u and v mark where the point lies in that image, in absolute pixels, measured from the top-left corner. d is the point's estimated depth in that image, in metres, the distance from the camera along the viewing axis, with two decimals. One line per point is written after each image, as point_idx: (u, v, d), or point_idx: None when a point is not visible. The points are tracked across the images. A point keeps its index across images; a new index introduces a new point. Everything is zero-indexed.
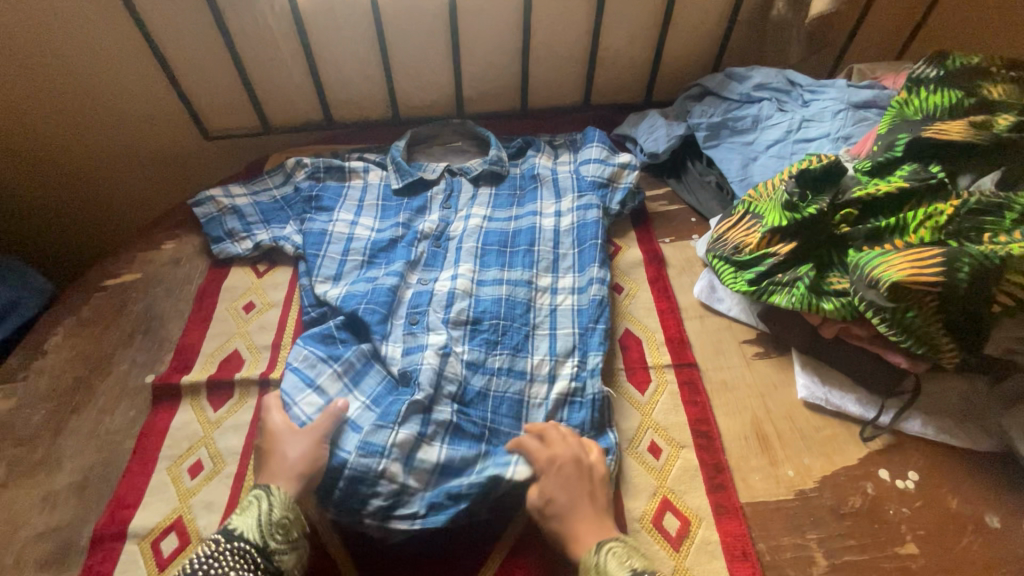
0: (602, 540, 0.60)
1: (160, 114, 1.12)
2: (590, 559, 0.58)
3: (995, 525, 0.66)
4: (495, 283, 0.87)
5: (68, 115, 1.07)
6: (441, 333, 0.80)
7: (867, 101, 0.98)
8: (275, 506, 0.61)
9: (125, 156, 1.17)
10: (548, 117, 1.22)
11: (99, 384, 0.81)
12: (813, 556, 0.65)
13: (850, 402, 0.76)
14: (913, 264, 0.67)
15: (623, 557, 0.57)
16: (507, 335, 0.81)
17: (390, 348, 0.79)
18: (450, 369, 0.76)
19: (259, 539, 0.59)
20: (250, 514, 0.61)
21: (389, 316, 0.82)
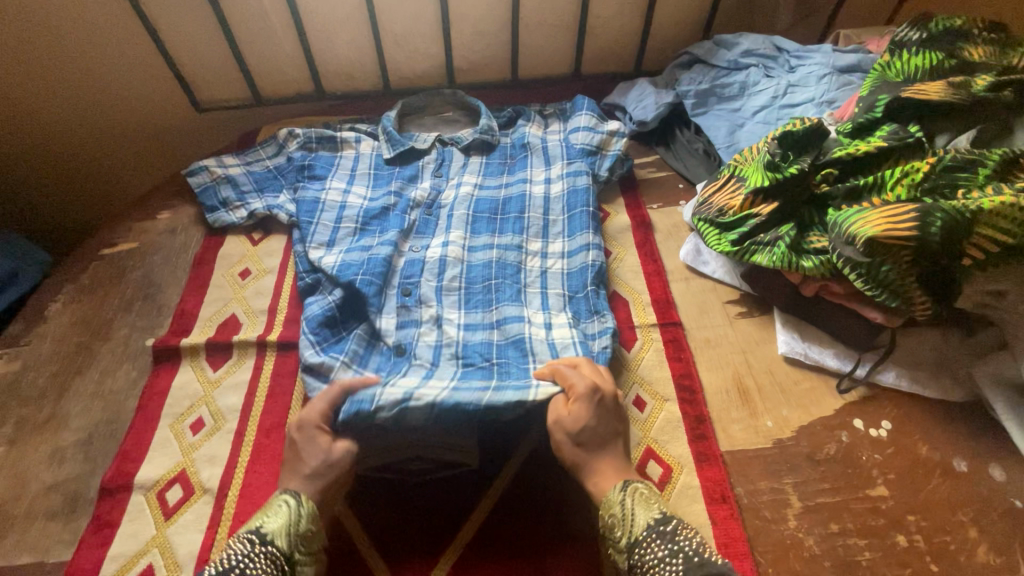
0: (627, 480, 0.63)
1: (150, 86, 1.12)
2: (616, 494, 0.62)
3: (962, 468, 0.70)
4: (486, 247, 0.89)
5: (58, 88, 1.07)
6: (433, 304, 0.82)
7: (852, 66, 0.99)
8: (305, 517, 0.59)
9: (115, 129, 1.17)
10: (538, 87, 1.22)
11: (101, 347, 0.83)
12: (789, 498, 0.68)
13: (828, 356, 0.79)
14: (888, 220, 0.68)
15: (649, 501, 0.61)
16: (501, 292, 0.83)
17: (383, 321, 0.80)
18: (447, 334, 0.79)
19: (288, 547, 0.57)
20: (281, 518, 0.58)
21: (385, 284, 0.83)
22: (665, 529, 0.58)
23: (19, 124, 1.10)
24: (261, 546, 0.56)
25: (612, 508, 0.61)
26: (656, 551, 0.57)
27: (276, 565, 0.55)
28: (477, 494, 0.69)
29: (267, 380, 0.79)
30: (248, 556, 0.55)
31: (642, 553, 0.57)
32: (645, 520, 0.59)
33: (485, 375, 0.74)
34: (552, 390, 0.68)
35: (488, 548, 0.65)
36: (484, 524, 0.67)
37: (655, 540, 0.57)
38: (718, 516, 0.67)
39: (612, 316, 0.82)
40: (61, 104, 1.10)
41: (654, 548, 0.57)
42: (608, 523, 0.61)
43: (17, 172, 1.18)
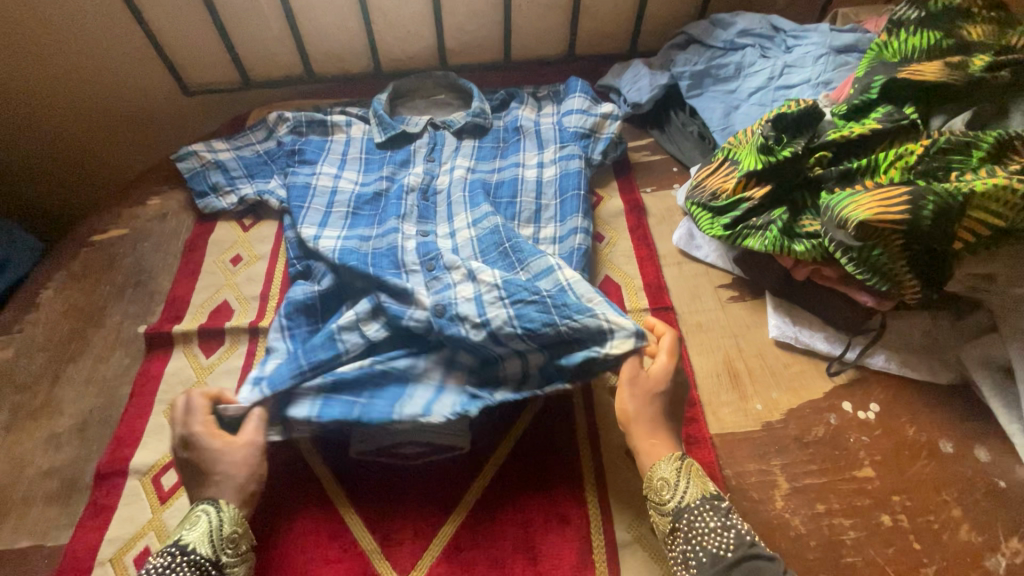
0: (681, 454, 0.65)
1: (136, 67, 1.10)
2: (674, 463, 0.63)
3: (948, 450, 0.71)
4: (489, 216, 0.88)
5: (43, 70, 1.05)
6: (462, 266, 0.77)
7: (849, 45, 0.98)
8: (224, 521, 0.60)
9: (100, 112, 1.15)
10: (532, 69, 1.20)
11: (94, 334, 0.83)
12: (776, 480, 0.69)
13: (819, 340, 0.79)
14: (880, 203, 0.68)
15: (698, 475, 0.63)
16: (518, 253, 0.81)
17: (410, 315, 0.74)
18: (484, 284, 0.73)
19: (211, 553, 0.58)
20: (200, 529, 0.59)
21: (401, 263, 0.82)
22: (717, 504, 0.61)
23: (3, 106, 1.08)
24: (181, 556, 0.57)
25: (664, 473, 0.63)
26: (709, 520, 0.59)
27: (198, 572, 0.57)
28: (468, 478, 0.69)
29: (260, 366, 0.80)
30: (168, 568, 0.57)
31: (691, 518, 0.60)
32: (699, 491, 0.62)
33: (540, 307, 0.70)
34: (630, 344, 0.67)
35: (480, 530, 0.66)
36: (475, 507, 0.67)
37: (707, 510, 0.60)
38: None
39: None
40: (48, 85, 1.07)
41: (707, 517, 0.60)
42: (658, 485, 0.63)
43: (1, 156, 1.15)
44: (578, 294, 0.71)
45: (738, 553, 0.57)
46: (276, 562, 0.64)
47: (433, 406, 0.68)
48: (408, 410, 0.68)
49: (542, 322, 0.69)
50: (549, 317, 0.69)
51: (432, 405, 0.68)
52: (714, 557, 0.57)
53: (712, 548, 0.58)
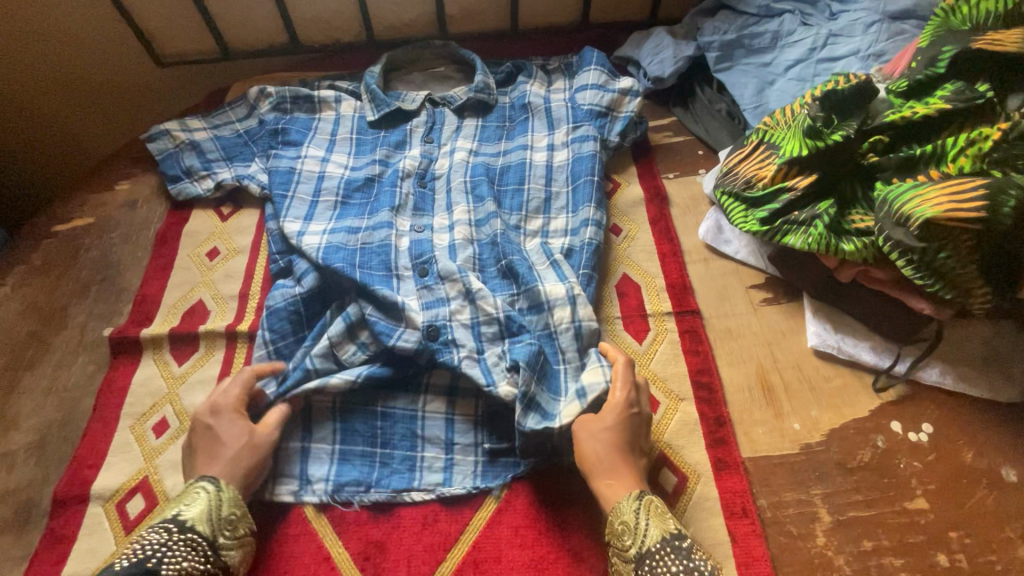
0: (641, 489, 0.58)
1: (98, 31, 0.99)
2: (630, 503, 0.56)
3: (1011, 478, 0.62)
4: (491, 220, 0.79)
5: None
6: (458, 279, 0.72)
7: (906, 11, 0.86)
8: (225, 501, 0.57)
9: (57, 82, 1.03)
10: (541, 38, 1.08)
11: (54, 338, 0.75)
12: (817, 512, 0.61)
13: (864, 351, 0.70)
14: (952, 198, 0.58)
15: (660, 513, 0.56)
16: (516, 275, 0.73)
17: (398, 337, 0.67)
18: (484, 310, 0.70)
19: (210, 532, 0.55)
20: (201, 506, 0.55)
21: (393, 266, 0.75)
22: (680, 543, 0.54)
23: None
24: (178, 534, 0.53)
25: (624, 515, 0.56)
26: (670, 566, 0.52)
27: (197, 550, 0.53)
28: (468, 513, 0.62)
29: (237, 375, 0.71)
30: (164, 545, 0.53)
31: (653, 565, 0.53)
32: (658, 531, 0.55)
33: (531, 348, 0.66)
34: (574, 407, 0.62)
35: (482, 568, 0.58)
36: (476, 541, 0.60)
37: (669, 555, 0.53)
38: (739, 532, 0.60)
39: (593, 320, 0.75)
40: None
41: (668, 563, 0.53)
42: (618, 531, 0.56)
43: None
44: (560, 346, 0.68)
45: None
46: None
47: (453, 472, 0.64)
48: (429, 476, 0.64)
49: (528, 353, 0.65)
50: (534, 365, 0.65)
51: (453, 471, 0.64)
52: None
53: None
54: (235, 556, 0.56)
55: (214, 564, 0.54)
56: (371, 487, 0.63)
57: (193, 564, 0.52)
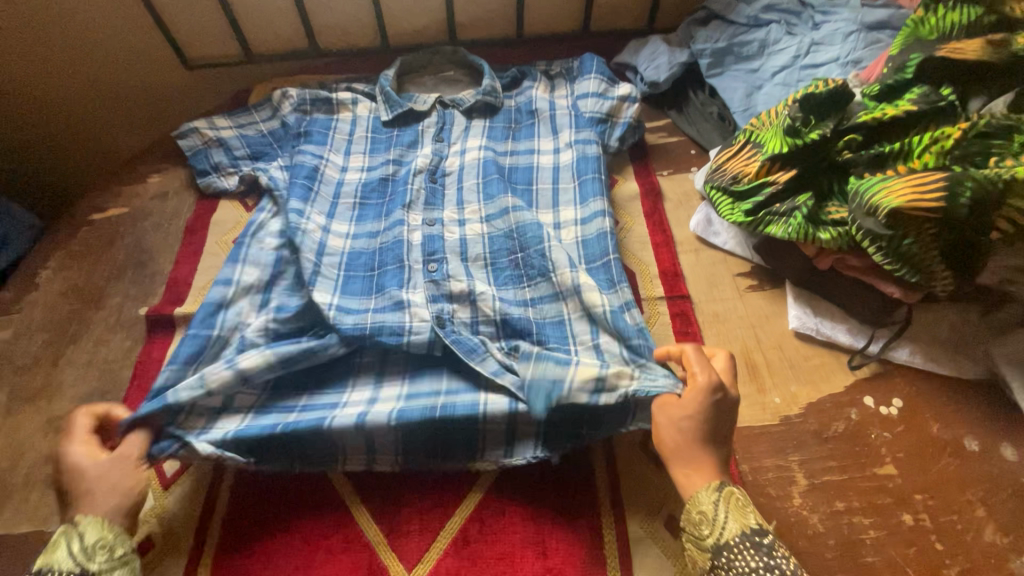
0: (721, 481, 0.59)
1: (122, 28, 1.05)
2: (710, 494, 0.58)
3: (973, 448, 0.68)
4: (502, 214, 0.86)
5: (21, 31, 1.00)
6: (464, 279, 0.78)
7: (882, 22, 0.92)
8: (86, 530, 0.55)
9: (83, 77, 1.09)
10: (544, 45, 1.15)
11: (94, 316, 0.81)
12: (795, 476, 0.67)
13: (840, 332, 0.76)
14: (914, 190, 0.64)
15: (740, 507, 0.58)
16: (529, 266, 0.81)
17: (410, 332, 0.73)
18: (484, 307, 0.76)
19: (75, 565, 0.54)
20: (59, 549, 0.54)
21: (405, 260, 0.81)
22: (759, 539, 0.55)
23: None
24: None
25: (703, 505, 0.57)
26: (750, 560, 0.54)
27: None
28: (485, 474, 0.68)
29: None
30: None
31: (730, 557, 0.55)
32: (739, 526, 0.56)
33: (530, 331, 0.74)
34: (593, 370, 0.65)
35: (488, 521, 0.64)
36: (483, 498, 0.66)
37: (748, 549, 0.54)
38: None
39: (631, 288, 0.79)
40: (25, 45, 1.02)
41: (748, 556, 0.54)
42: (697, 520, 0.57)
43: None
44: (573, 332, 0.75)
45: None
46: (273, 557, 0.63)
47: (515, 446, 0.67)
48: (491, 454, 0.67)
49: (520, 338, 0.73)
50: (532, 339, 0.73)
51: (516, 445, 0.67)
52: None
53: None
54: None
55: None
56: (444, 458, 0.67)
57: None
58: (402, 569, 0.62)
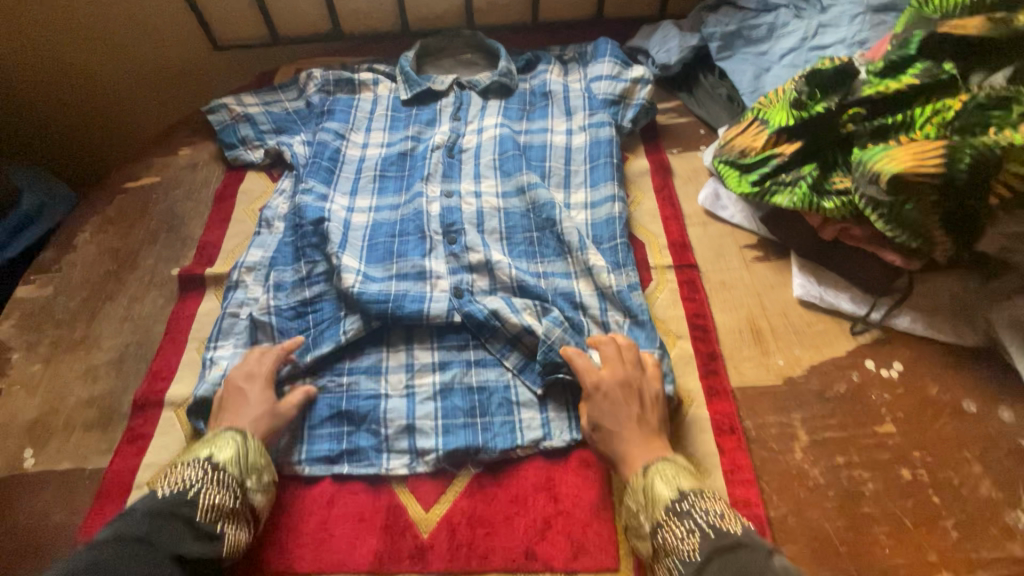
0: (650, 461, 0.61)
1: (153, 5, 1.09)
2: (637, 481, 0.60)
3: (971, 410, 0.70)
4: (520, 194, 0.90)
5: (63, 11, 1.06)
6: (481, 249, 0.83)
7: (887, 5, 0.95)
8: (251, 448, 0.63)
9: (118, 54, 1.15)
10: (559, 30, 1.19)
11: (129, 275, 0.86)
12: (796, 432, 0.70)
13: (844, 300, 0.79)
14: (915, 157, 0.67)
15: (671, 479, 0.58)
16: (544, 245, 0.85)
17: (430, 302, 0.78)
18: (501, 276, 0.80)
19: (239, 473, 0.61)
20: (230, 450, 0.62)
21: (425, 230, 0.85)
22: (679, 506, 0.56)
23: (22, 48, 1.09)
24: (212, 472, 0.59)
25: (635, 492, 0.59)
26: (673, 528, 0.54)
27: (229, 487, 0.59)
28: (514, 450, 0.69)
29: None
30: (201, 481, 0.58)
31: (662, 533, 0.55)
32: (663, 496, 0.57)
33: (542, 300, 0.78)
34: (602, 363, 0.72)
35: (500, 467, 0.68)
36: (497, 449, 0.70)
37: (672, 519, 0.55)
38: (726, 445, 0.69)
39: (637, 271, 0.82)
40: (64, 22, 1.08)
41: (671, 526, 0.55)
42: (633, 509, 0.59)
43: (23, 101, 1.17)
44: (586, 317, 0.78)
45: (709, 548, 0.52)
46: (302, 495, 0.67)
47: (551, 427, 0.70)
48: (530, 434, 0.69)
49: (536, 301, 0.78)
50: (542, 302, 0.78)
51: (551, 427, 0.70)
52: (686, 567, 0.52)
53: (682, 555, 0.53)
54: (260, 499, 0.62)
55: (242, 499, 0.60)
56: (481, 449, 0.68)
57: (225, 500, 0.58)
58: (420, 508, 0.65)
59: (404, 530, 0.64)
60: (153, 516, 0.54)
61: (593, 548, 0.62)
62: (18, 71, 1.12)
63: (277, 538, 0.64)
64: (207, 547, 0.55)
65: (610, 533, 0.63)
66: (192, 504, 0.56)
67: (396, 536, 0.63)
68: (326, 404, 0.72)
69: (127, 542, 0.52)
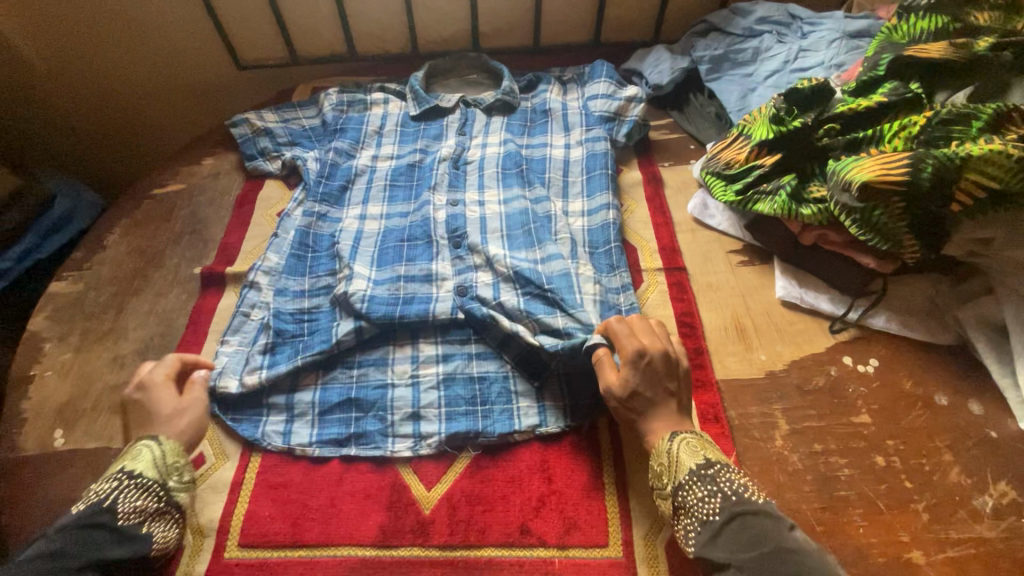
0: (676, 430, 0.66)
1: (181, 27, 1.18)
2: (662, 444, 0.65)
3: (942, 403, 0.75)
4: (519, 201, 0.95)
5: (99, 33, 1.15)
6: (482, 250, 0.89)
7: (862, 31, 1.04)
8: (168, 450, 0.63)
9: (145, 71, 1.23)
10: (559, 53, 1.27)
11: (154, 273, 0.92)
12: (777, 421, 0.74)
13: (823, 301, 0.84)
14: (882, 167, 0.73)
15: (696, 448, 0.63)
16: (539, 240, 0.91)
17: (437, 303, 0.83)
18: (499, 264, 0.86)
19: (159, 476, 0.61)
20: (146, 457, 0.62)
21: (432, 235, 0.91)
22: (704, 471, 0.60)
23: (59, 66, 1.18)
24: (129, 479, 0.59)
25: (661, 455, 0.64)
26: (696, 491, 0.59)
27: (150, 491, 0.60)
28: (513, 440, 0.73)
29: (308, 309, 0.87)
30: (117, 490, 0.59)
31: (686, 494, 0.60)
32: (688, 463, 0.62)
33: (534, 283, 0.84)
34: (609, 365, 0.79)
35: (497, 452, 0.73)
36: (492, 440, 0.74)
37: (695, 482, 0.60)
38: (710, 433, 0.73)
39: (629, 273, 0.88)
40: (99, 43, 1.16)
41: (694, 488, 0.60)
42: (657, 470, 0.64)
43: (59, 115, 1.26)
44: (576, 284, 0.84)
45: (730, 512, 0.57)
46: (314, 473, 0.72)
47: (547, 415, 0.75)
48: (526, 420, 0.74)
49: (531, 282, 0.84)
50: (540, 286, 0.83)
51: (546, 414, 0.75)
52: (705, 526, 0.57)
53: (702, 514, 0.58)
54: (186, 497, 0.63)
55: (165, 501, 0.61)
56: (480, 434, 0.73)
57: (148, 503, 0.59)
58: (422, 487, 0.70)
59: (407, 506, 0.68)
60: (72, 531, 0.55)
61: (584, 524, 0.66)
62: (52, 86, 1.20)
63: (290, 512, 0.68)
64: (136, 547, 0.57)
65: (601, 511, 0.67)
66: (112, 512, 0.57)
67: (400, 513, 0.68)
68: (336, 394, 0.77)
69: (45, 560, 0.52)
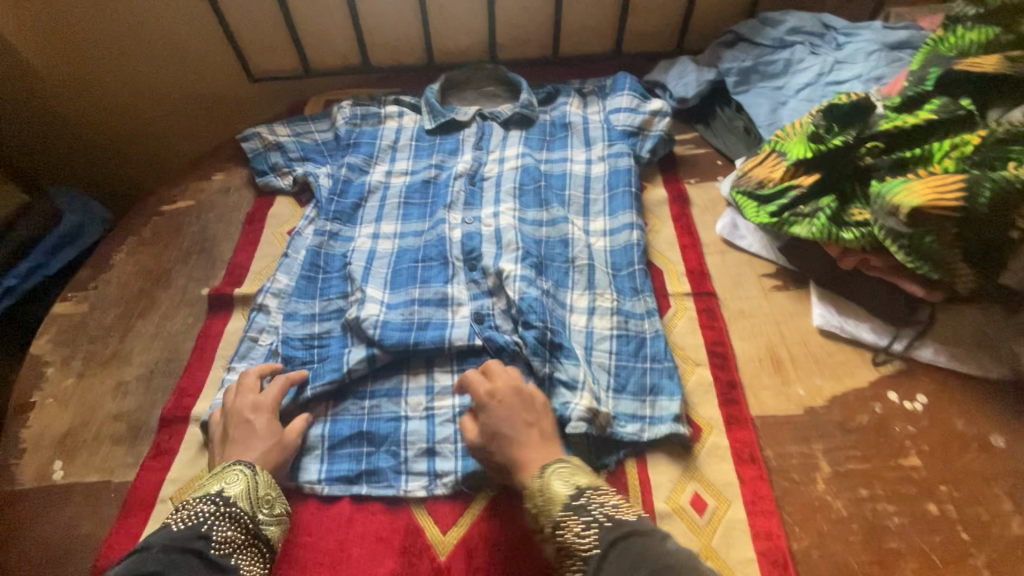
0: (546, 463, 0.61)
1: (193, 38, 1.16)
2: (534, 482, 0.59)
3: (999, 445, 0.69)
4: (535, 223, 0.91)
5: (110, 45, 1.13)
6: (495, 268, 0.84)
7: (902, 42, 0.99)
8: (261, 482, 0.61)
9: (155, 82, 1.21)
10: (578, 64, 1.23)
11: (161, 294, 0.89)
12: (818, 463, 0.69)
13: (864, 330, 0.79)
14: (935, 191, 0.68)
15: (567, 477, 0.59)
16: (547, 270, 0.85)
17: (452, 330, 0.79)
18: (510, 290, 0.80)
19: (250, 507, 0.58)
20: (241, 484, 0.60)
21: (447, 256, 0.87)
22: (577, 502, 0.56)
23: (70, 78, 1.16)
24: (225, 506, 0.57)
25: (534, 493, 0.59)
26: (572, 527, 0.54)
27: (240, 522, 0.56)
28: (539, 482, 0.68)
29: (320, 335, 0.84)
30: (213, 515, 0.56)
31: (562, 533, 0.55)
32: (561, 496, 0.57)
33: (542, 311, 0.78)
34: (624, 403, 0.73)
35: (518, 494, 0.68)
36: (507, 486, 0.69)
37: (570, 518, 0.55)
38: (745, 475, 0.68)
39: (654, 297, 0.84)
40: (111, 56, 1.15)
41: (570, 524, 0.54)
42: (534, 511, 0.58)
43: (70, 128, 1.24)
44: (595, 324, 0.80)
45: (608, 540, 0.52)
46: (324, 512, 0.68)
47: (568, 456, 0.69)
48: None
49: (538, 311, 0.77)
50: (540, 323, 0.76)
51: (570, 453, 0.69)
52: (588, 565, 0.51)
53: (582, 551, 0.52)
54: (274, 532, 0.59)
55: (255, 537, 0.57)
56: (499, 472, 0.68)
57: (237, 535, 0.55)
58: (437, 531, 0.66)
59: (422, 552, 0.64)
60: (169, 551, 0.51)
61: None
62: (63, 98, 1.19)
63: (298, 555, 0.64)
64: None
65: None
66: (207, 538, 0.53)
67: (414, 559, 0.63)
68: (347, 427, 0.73)
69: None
